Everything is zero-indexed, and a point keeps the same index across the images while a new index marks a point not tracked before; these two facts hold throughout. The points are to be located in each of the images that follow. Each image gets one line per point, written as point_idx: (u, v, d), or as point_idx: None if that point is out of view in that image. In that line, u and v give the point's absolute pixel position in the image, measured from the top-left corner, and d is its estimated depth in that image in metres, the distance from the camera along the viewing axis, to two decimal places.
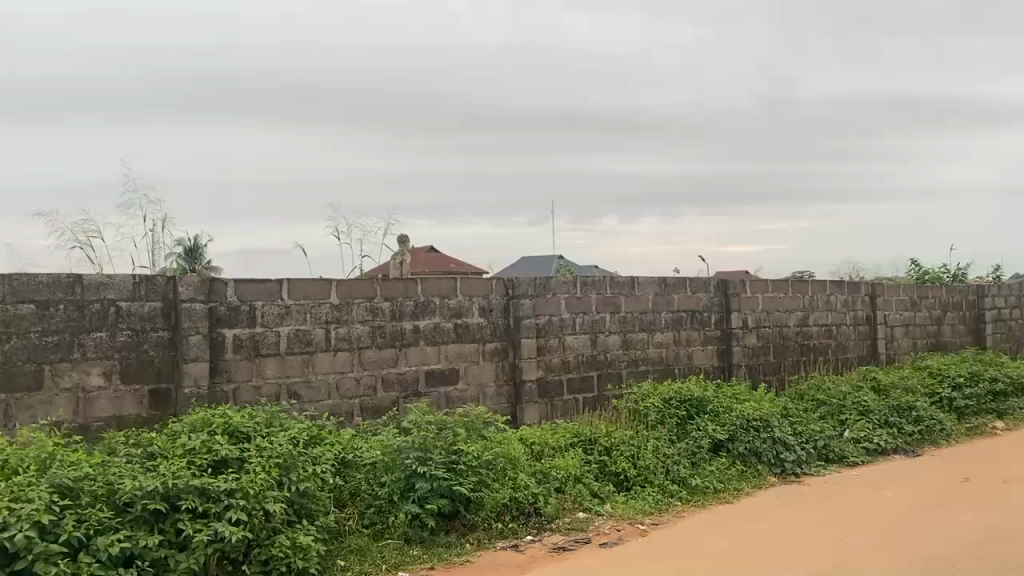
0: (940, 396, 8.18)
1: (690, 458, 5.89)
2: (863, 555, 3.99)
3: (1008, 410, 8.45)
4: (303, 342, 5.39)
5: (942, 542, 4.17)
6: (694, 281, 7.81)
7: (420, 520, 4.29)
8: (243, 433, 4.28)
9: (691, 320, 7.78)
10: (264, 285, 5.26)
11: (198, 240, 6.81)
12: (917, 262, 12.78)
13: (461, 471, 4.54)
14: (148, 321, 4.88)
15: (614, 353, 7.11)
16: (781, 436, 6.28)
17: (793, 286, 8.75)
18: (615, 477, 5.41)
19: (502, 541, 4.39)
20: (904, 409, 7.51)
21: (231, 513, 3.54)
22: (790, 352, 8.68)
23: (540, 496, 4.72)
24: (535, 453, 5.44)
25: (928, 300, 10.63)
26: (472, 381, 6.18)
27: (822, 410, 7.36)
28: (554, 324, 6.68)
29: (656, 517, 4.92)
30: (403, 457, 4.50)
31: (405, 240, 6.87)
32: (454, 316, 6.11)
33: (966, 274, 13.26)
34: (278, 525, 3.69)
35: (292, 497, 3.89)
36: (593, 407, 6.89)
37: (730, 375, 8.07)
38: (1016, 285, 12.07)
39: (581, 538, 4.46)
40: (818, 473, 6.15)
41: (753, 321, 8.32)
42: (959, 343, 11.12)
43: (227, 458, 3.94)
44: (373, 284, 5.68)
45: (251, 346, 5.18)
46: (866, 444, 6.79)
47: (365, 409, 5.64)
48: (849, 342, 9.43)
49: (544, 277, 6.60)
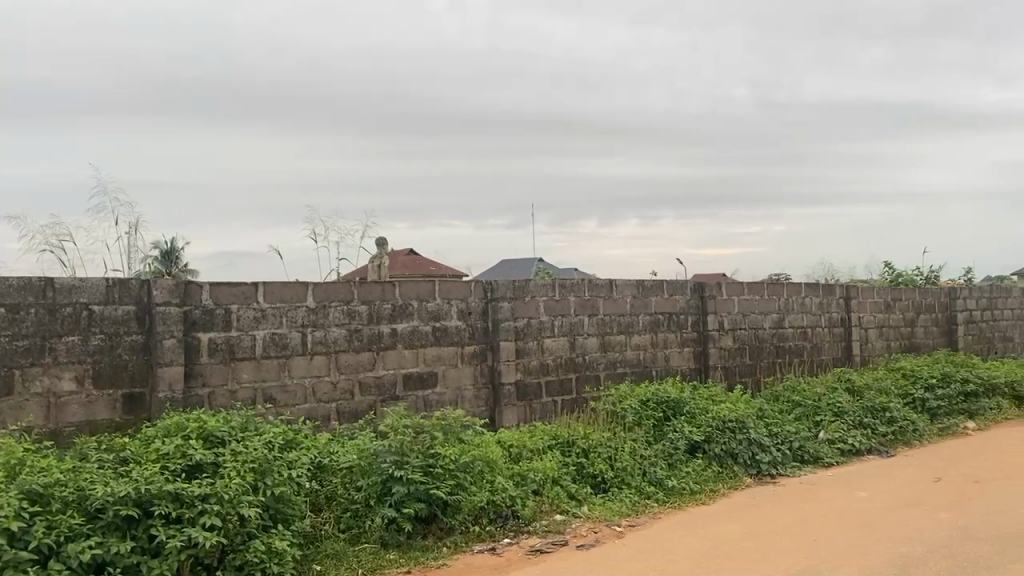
0: (913, 397, 8.29)
1: (667, 459, 5.93)
2: (837, 556, 4.03)
3: (980, 410, 8.58)
4: (279, 346, 5.35)
5: (914, 542, 4.22)
6: (671, 282, 7.86)
7: (397, 524, 4.28)
8: (217, 438, 4.24)
9: (669, 322, 7.83)
10: (240, 288, 5.23)
11: (174, 242, 6.79)
12: (891, 265, 12.96)
13: (437, 474, 4.53)
14: (122, 325, 4.82)
15: (592, 356, 7.14)
16: (756, 437, 6.34)
17: (769, 288, 8.83)
18: (593, 479, 5.43)
19: (479, 544, 4.39)
20: (879, 410, 7.60)
21: (205, 518, 3.51)
22: (766, 354, 8.76)
23: (517, 499, 4.74)
24: (512, 456, 5.45)
25: (902, 302, 10.77)
26: (450, 384, 6.18)
27: (798, 411, 7.43)
28: (533, 326, 6.68)
29: (632, 519, 4.94)
30: (380, 461, 4.50)
31: (383, 242, 6.86)
32: (432, 319, 6.10)
33: (939, 275, 13.45)
34: (253, 529, 3.67)
35: (268, 501, 3.86)
36: (571, 409, 6.90)
37: (707, 376, 8.12)
38: (986, 288, 12.27)
39: (558, 540, 4.48)
40: (793, 473, 6.20)
41: (730, 324, 8.38)
42: (932, 344, 11.27)
43: (201, 463, 3.91)
44: (350, 287, 5.67)
45: (226, 350, 5.14)
46: (841, 445, 6.86)
47: (342, 413, 5.61)
48: (825, 343, 9.52)
49: (523, 280, 6.60)
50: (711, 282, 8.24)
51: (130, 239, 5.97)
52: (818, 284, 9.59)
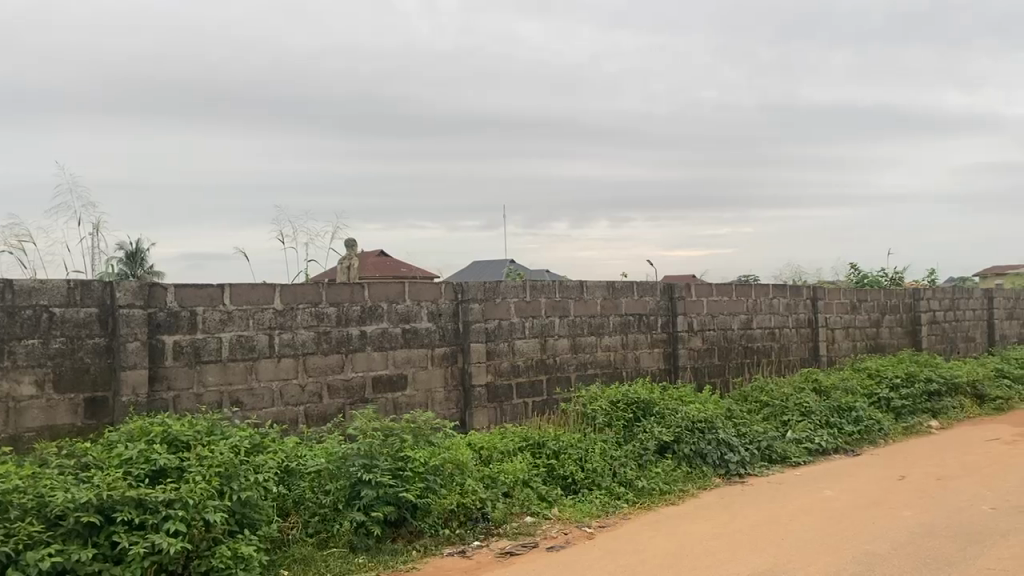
0: (878, 397, 8.41)
1: (636, 460, 5.95)
2: (803, 553, 4.07)
3: (943, 409, 8.72)
4: (246, 349, 5.28)
5: (878, 539, 4.28)
6: (641, 284, 7.90)
7: (366, 528, 4.24)
8: (183, 442, 4.17)
9: (639, 323, 7.86)
10: (206, 290, 5.15)
11: (139, 244, 6.68)
12: (856, 267, 13.15)
13: (407, 477, 4.50)
14: (84, 327, 4.73)
15: (562, 357, 7.14)
16: (725, 437, 6.38)
17: (737, 289, 8.91)
18: (563, 480, 5.43)
19: (449, 547, 4.36)
20: (845, 410, 7.71)
21: (170, 525, 3.45)
22: (734, 355, 8.84)
23: (487, 501, 4.73)
24: (482, 458, 5.43)
25: (868, 302, 10.93)
26: (421, 386, 6.15)
27: (766, 411, 7.50)
28: (503, 328, 6.67)
29: (602, 519, 4.95)
30: (349, 465, 4.45)
31: (352, 243, 6.81)
32: (402, 321, 6.07)
33: (903, 277, 13.67)
34: (219, 535, 3.61)
35: (234, 506, 3.80)
36: (542, 411, 6.90)
37: (676, 377, 8.18)
38: (948, 289, 12.50)
39: (528, 542, 4.46)
40: (761, 473, 6.25)
41: (699, 325, 8.45)
42: (897, 344, 11.45)
43: (165, 468, 3.85)
44: (318, 289, 5.61)
45: (192, 353, 5.07)
46: (808, 444, 6.93)
47: (310, 416, 5.56)
48: (792, 344, 9.63)
49: (493, 282, 6.58)
50: (680, 284, 8.30)
51: (94, 240, 5.85)
52: (786, 285, 9.70)
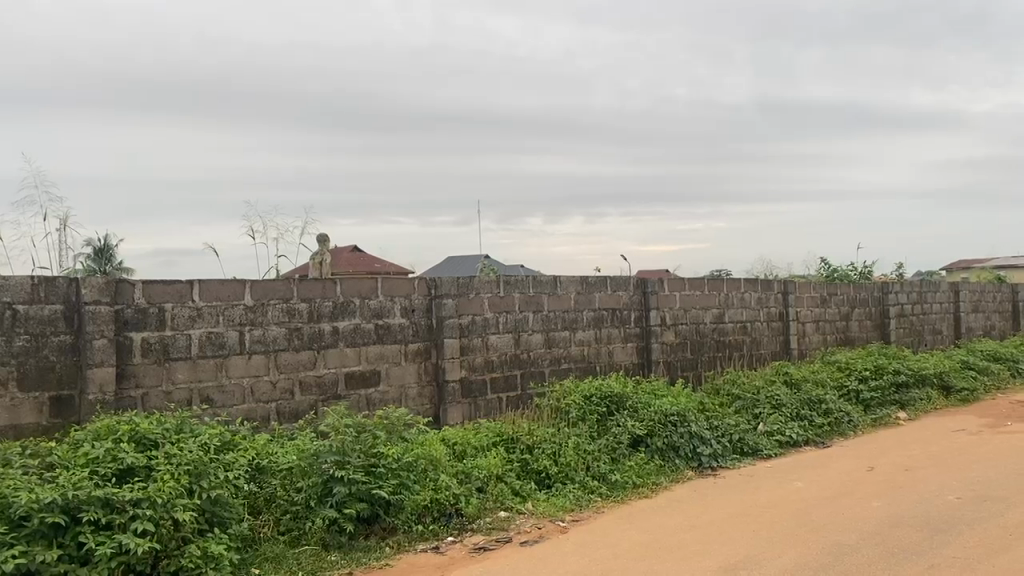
0: (848, 390, 8.54)
1: (610, 454, 5.97)
2: (775, 545, 4.11)
3: (910, 400, 8.84)
4: (216, 346, 5.22)
5: (847, 530, 4.32)
6: (614, 279, 7.92)
7: (338, 525, 4.22)
8: (150, 441, 4.10)
9: (613, 318, 7.89)
10: (175, 286, 5.08)
11: (108, 240, 6.58)
12: (826, 261, 13.29)
13: (380, 474, 4.49)
14: (48, 325, 4.64)
15: (537, 352, 7.15)
16: (697, 430, 6.44)
17: (709, 284, 8.97)
18: (537, 475, 5.45)
19: (422, 544, 4.34)
20: (815, 403, 7.84)
21: (137, 524, 3.40)
22: (707, 349, 8.90)
23: (461, 497, 4.71)
24: (456, 453, 5.42)
25: (838, 296, 11.06)
26: (394, 383, 6.12)
27: (737, 404, 7.56)
28: (477, 323, 6.66)
29: (575, 513, 4.96)
30: (320, 462, 4.42)
31: (324, 239, 6.75)
32: (375, 317, 6.03)
33: (872, 271, 13.85)
34: (188, 534, 3.56)
35: (204, 505, 3.75)
36: (516, 406, 6.90)
37: (650, 371, 8.21)
38: (915, 282, 12.69)
39: (501, 538, 4.45)
40: (733, 465, 6.31)
41: (672, 319, 8.50)
42: (866, 337, 11.60)
43: (133, 467, 3.78)
44: (289, 285, 5.55)
45: (160, 350, 5.00)
46: (779, 436, 7.00)
47: (282, 413, 5.50)
48: (764, 338, 9.71)
49: (467, 277, 6.57)
50: (652, 278, 8.33)
51: (61, 236, 5.77)
52: (757, 280, 9.79)
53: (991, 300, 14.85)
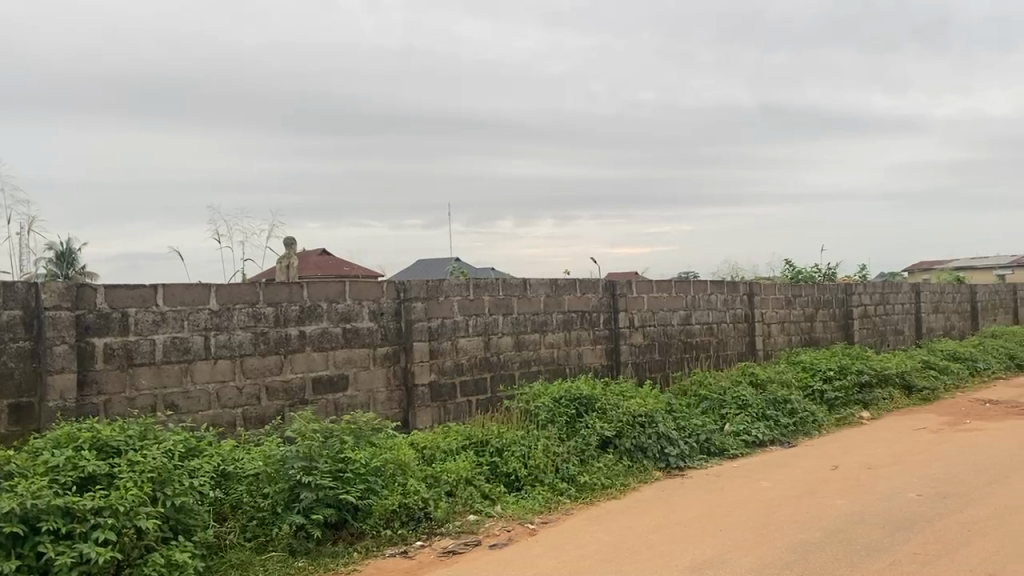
0: (812, 390, 8.67)
1: (579, 455, 5.99)
2: (741, 544, 4.14)
3: (873, 400, 9.00)
4: (181, 351, 5.15)
5: (812, 529, 4.36)
6: (583, 281, 7.96)
7: (306, 531, 4.19)
8: (113, 448, 4.04)
9: (582, 320, 7.92)
10: (138, 290, 5.02)
11: (68, 244, 6.50)
12: (791, 263, 13.47)
13: (347, 479, 4.47)
14: (7, 330, 4.54)
15: (506, 354, 7.16)
16: (665, 431, 6.49)
17: (676, 286, 9.05)
18: (506, 477, 5.46)
19: (391, 548, 4.32)
20: (780, 402, 7.95)
21: (99, 533, 3.34)
22: (674, 350, 8.98)
23: (430, 501, 4.71)
24: (426, 457, 5.41)
25: (802, 298, 11.21)
26: (362, 387, 6.08)
27: (704, 405, 7.64)
28: (447, 326, 6.65)
29: (545, 515, 4.97)
30: (287, 467, 4.38)
31: (291, 242, 6.71)
32: (342, 320, 5.99)
33: (836, 272, 14.07)
34: (151, 542, 3.52)
35: (168, 512, 3.71)
36: (485, 409, 6.89)
37: (618, 373, 8.26)
38: (878, 284, 12.91)
39: (470, 541, 4.45)
40: (700, 465, 6.37)
41: (640, 321, 8.56)
42: (830, 338, 11.77)
43: (95, 474, 3.72)
44: (255, 288, 5.50)
45: (123, 356, 4.92)
46: (745, 436, 7.08)
47: (248, 418, 5.44)
48: (730, 339, 9.82)
49: (436, 280, 6.56)
50: (621, 281, 8.39)
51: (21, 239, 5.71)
52: (723, 281, 9.89)
53: (950, 301, 15.16)
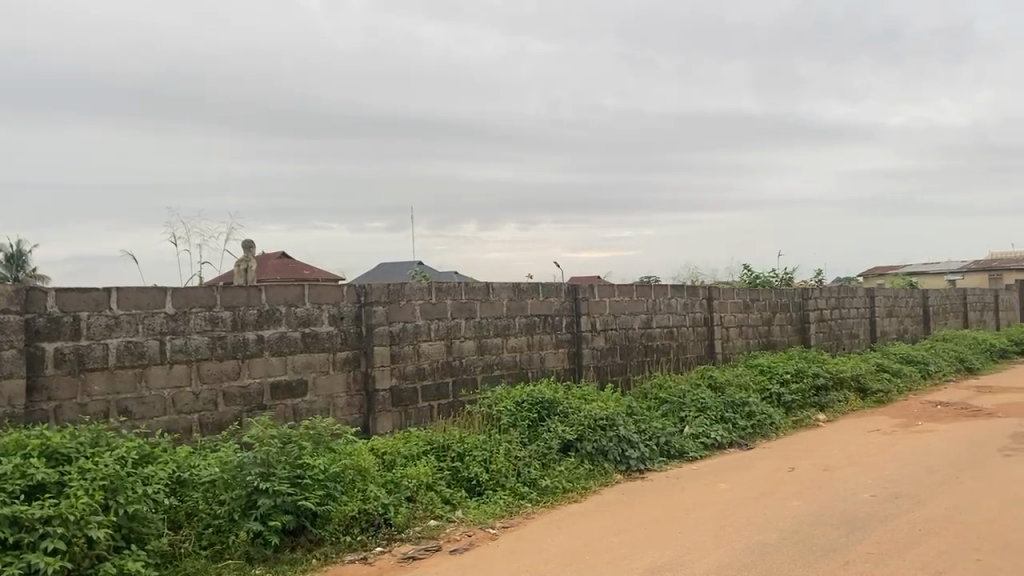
0: (770, 392, 8.80)
1: (540, 459, 6.00)
2: (700, 546, 4.18)
3: (828, 403, 9.16)
4: (135, 355, 5.05)
5: (769, 530, 4.42)
6: (546, 285, 7.98)
7: (263, 538, 4.12)
8: (64, 456, 3.94)
9: (544, 324, 7.94)
10: (90, 294, 4.90)
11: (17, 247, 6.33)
12: (749, 268, 13.67)
13: (306, 485, 4.42)
14: None
15: (468, 359, 7.14)
16: (626, 434, 6.53)
17: (637, 290, 9.12)
18: (468, 482, 5.44)
19: (350, 554, 4.29)
20: (739, 405, 8.05)
21: (48, 542, 3.26)
22: (635, 354, 9.05)
23: (390, 506, 4.67)
24: (386, 463, 5.37)
25: (760, 302, 11.37)
26: (321, 392, 6.02)
27: (664, 407, 7.70)
28: (408, 331, 6.62)
29: (506, 520, 4.97)
30: (244, 474, 4.31)
31: (250, 244, 6.62)
32: (301, 325, 5.92)
33: (793, 277, 14.30)
34: (103, 552, 3.45)
35: (121, 521, 3.63)
36: (447, 413, 6.87)
37: (580, 376, 8.29)
38: (833, 288, 13.16)
39: (431, 546, 4.43)
40: (660, 468, 6.42)
41: (602, 325, 8.60)
42: (787, 341, 11.96)
43: (44, 482, 3.62)
44: (213, 292, 5.41)
45: (75, 360, 4.81)
46: (704, 439, 7.15)
47: (204, 424, 5.35)
48: (689, 343, 9.92)
49: (398, 284, 6.52)
50: (583, 285, 8.43)
51: None
52: (683, 286, 10.00)
53: (903, 305, 15.50)
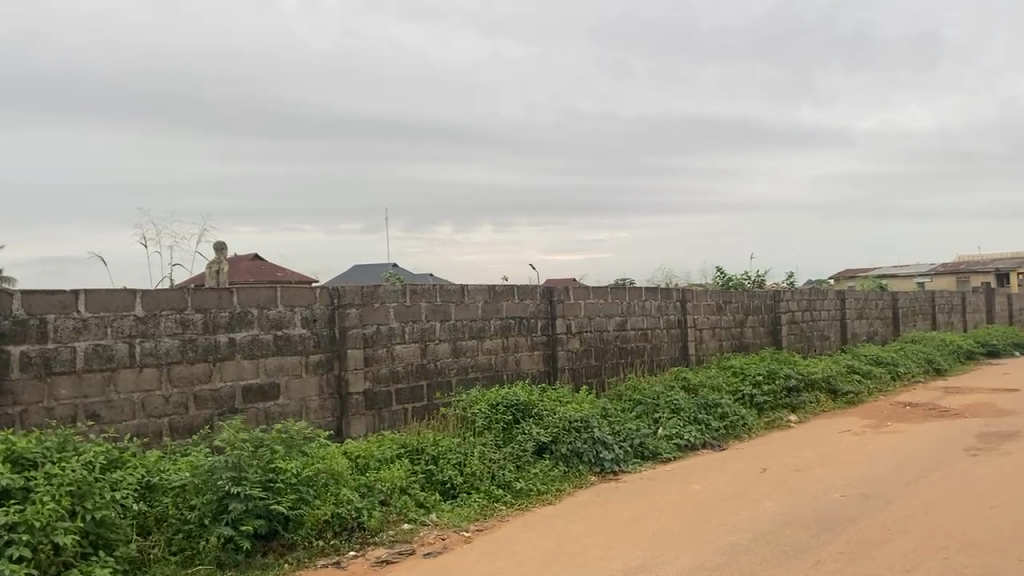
0: (742, 394, 8.87)
1: (515, 461, 5.99)
2: (673, 547, 4.20)
3: (800, 404, 9.26)
4: (103, 358, 4.97)
5: (742, 531, 4.45)
6: (520, 287, 7.99)
7: (234, 543, 4.07)
8: (30, 461, 3.87)
9: (519, 326, 7.94)
10: (57, 296, 4.82)
11: None
12: (722, 270, 13.78)
13: (278, 489, 4.37)
14: None
15: (443, 361, 7.12)
16: (600, 436, 6.55)
17: (612, 292, 9.16)
18: (442, 485, 5.43)
19: (322, 559, 4.26)
20: (711, 406, 8.11)
21: (13, 550, 3.19)
22: (610, 356, 9.08)
23: (363, 510, 4.65)
24: (359, 466, 5.33)
25: (733, 304, 11.47)
26: (294, 395, 5.97)
27: (639, 409, 7.74)
28: (382, 333, 6.59)
29: (480, 522, 4.96)
30: (215, 478, 4.25)
31: (222, 246, 6.55)
32: (274, 327, 5.87)
33: (765, 279, 14.44)
34: (70, 559, 3.39)
35: (88, 527, 3.58)
36: (422, 416, 6.84)
37: (555, 378, 8.31)
38: (805, 290, 13.30)
39: (404, 549, 4.41)
40: (634, 470, 6.44)
41: (577, 327, 8.63)
42: (760, 343, 12.07)
43: (9, 488, 3.54)
44: (183, 294, 5.35)
45: (41, 364, 4.73)
46: (678, 440, 7.20)
47: (175, 428, 5.28)
48: (663, 344, 9.98)
49: (372, 286, 6.49)
50: (558, 287, 8.45)
51: None
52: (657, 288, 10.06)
53: (873, 307, 15.72)
